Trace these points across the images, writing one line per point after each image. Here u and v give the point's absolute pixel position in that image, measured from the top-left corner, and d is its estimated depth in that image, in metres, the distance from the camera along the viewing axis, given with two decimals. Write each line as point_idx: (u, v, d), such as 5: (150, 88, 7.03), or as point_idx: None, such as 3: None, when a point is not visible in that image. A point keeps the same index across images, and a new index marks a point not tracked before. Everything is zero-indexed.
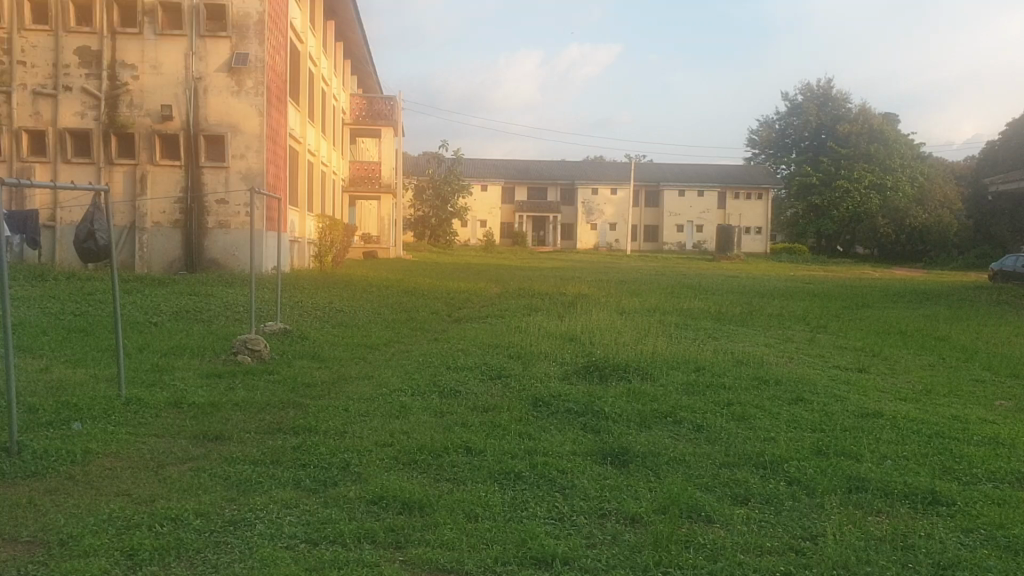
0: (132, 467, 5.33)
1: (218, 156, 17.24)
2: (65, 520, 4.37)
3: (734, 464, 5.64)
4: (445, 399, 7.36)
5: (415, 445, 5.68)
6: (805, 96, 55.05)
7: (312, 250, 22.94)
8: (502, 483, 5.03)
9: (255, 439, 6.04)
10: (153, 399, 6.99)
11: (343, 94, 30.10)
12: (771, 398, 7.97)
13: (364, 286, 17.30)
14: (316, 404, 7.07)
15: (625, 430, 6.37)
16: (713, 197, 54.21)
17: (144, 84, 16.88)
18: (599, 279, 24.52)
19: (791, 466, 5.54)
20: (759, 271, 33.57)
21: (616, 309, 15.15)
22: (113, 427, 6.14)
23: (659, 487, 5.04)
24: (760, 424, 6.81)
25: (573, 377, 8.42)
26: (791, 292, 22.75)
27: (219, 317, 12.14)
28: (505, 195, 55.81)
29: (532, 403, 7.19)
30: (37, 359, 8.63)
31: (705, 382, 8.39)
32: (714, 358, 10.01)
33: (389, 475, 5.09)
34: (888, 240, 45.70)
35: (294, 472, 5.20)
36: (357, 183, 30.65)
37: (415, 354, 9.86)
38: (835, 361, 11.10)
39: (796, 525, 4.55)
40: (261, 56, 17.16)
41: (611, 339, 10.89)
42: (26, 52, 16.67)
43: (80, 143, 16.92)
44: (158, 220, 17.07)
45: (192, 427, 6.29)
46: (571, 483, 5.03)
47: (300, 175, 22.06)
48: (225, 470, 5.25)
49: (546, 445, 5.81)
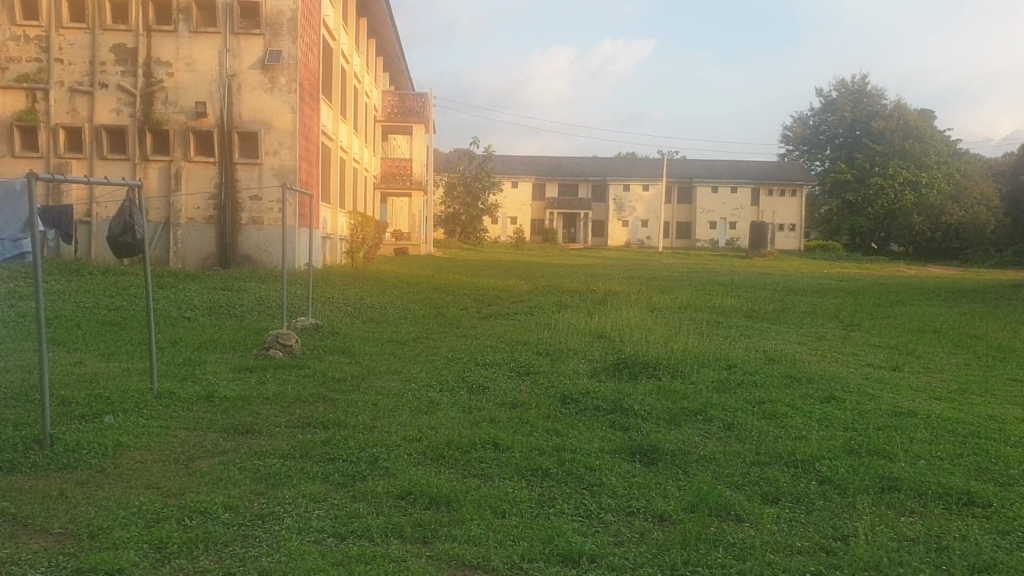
0: (162, 460, 5.36)
1: (251, 152, 17.34)
2: (95, 512, 4.40)
3: (765, 463, 5.58)
4: (473, 394, 7.37)
5: (442, 440, 5.69)
6: (840, 92, 54.53)
7: (344, 246, 23.07)
8: (530, 480, 5.02)
9: (285, 433, 6.06)
10: (184, 392, 7.04)
11: (374, 92, 30.23)
12: (803, 396, 7.90)
13: (395, 282, 17.32)
14: (346, 399, 7.10)
15: (653, 428, 6.33)
16: (746, 194, 53.83)
17: (179, 81, 17.03)
18: (629, 276, 24.40)
19: (824, 465, 5.47)
20: (792, 269, 33.30)
21: (647, 307, 15.07)
22: (145, 420, 6.20)
23: (689, 485, 5.00)
24: (792, 422, 6.74)
25: (602, 374, 8.39)
26: (825, 289, 22.52)
27: (251, 312, 12.23)
28: (536, 192, 55.77)
29: (560, 400, 7.17)
30: (72, 352, 8.73)
31: (735, 380, 8.33)
32: (745, 356, 9.92)
33: (417, 470, 5.08)
34: (924, 238, 45.16)
35: (323, 467, 5.22)
36: (389, 180, 30.76)
37: (444, 350, 9.86)
38: (868, 361, 10.95)
39: (828, 525, 4.50)
40: (294, 53, 17.23)
41: (641, 336, 10.87)
42: (63, 50, 16.86)
43: (115, 140, 17.09)
44: (192, 216, 17.21)
45: (222, 420, 6.33)
46: (599, 480, 5.00)
47: (332, 171, 22.17)
48: (254, 464, 5.26)
49: (574, 441, 5.78)
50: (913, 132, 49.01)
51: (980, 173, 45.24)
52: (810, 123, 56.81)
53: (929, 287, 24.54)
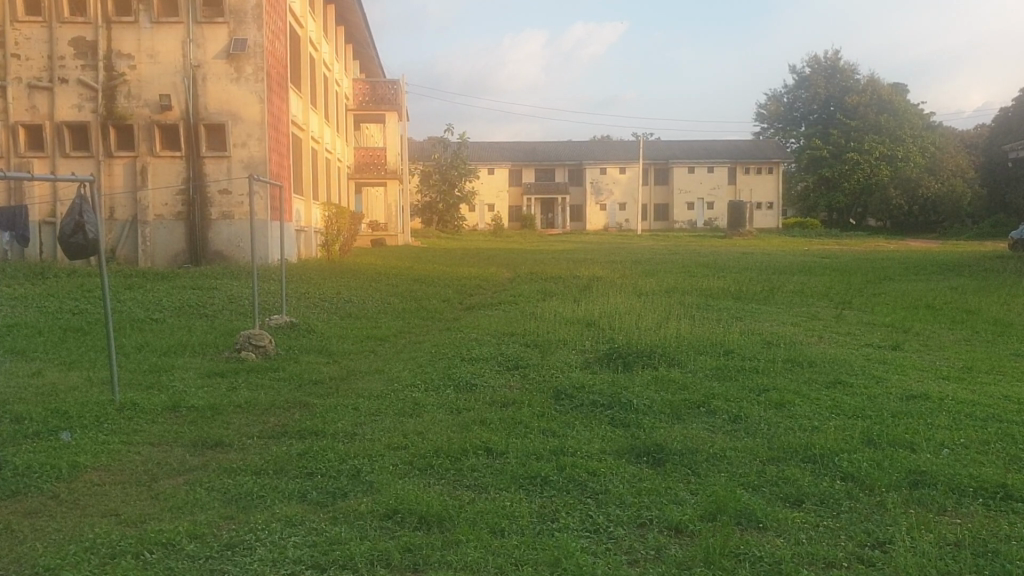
0: (122, 483, 4.87)
1: (219, 144, 16.75)
2: (44, 548, 3.91)
3: (780, 459, 5.15)
4: (460, 393, 6.90)
5: (430, 447, 5.22)
6: (812, 69, 54.24)
7: (319, 238, 22.58)
8: (529, 491, 4.55)
9: (258, 445, 5.58)
10: (149, 403, 6.54)
11: (345, 80, 29.63)
12: (807, 381, 7.49)
13: (373, 275, 16.82)
14: (324, 403, 6.62)
15: (657, 423, 5.89)
16: (723, 173, 53.52)
17: (141, 73, 16.41)
18: (611, 260, 23.96)
19: (843, 459, 5.05)
20: (773, 246, 32.95)
21: (633, 291, 14.64)
22: (105, 436, 5.70)
23: (703, 489, 4.57)
24: (801, 411, 6.33)
25: (594, 365, 7.94)
26: (808, 267, 22.17)
27: (222, 311, 11.72)
28: (512, 178, 55.25)
29: (554, 397, 6.71)
30: (31, 362, 8.21)
31: (735, 366, 7.91)
32: (741, 340, 9.48)
33: (404, 484, 4.61)
34: (901, 212, 45.00)
35: (299, 483, 4.74)
36: (362, 170, 30.23)
37: (426, 345, 9.39)
38: (867, 340, 10.56)
39: (860, 530, 4.08)
40: (260, 41, 16.65)
41: (630, 323, 10.42)
42: (20, 45, 16.22)
43: (78, 137, 16.47)
44: (161, 212, 16.63)
45: (189, 433, 5.84)
46: (605, 487, 4.56)
47: (304, 162, 21.61)
48: (222, 483, 4.78)
49: (573, 443, 5.33)
50: (887, 106, 48.80)
51: (955, 145, 45.11)
52: (784, 99, 56.51)
53: (914, 261, 24.25)
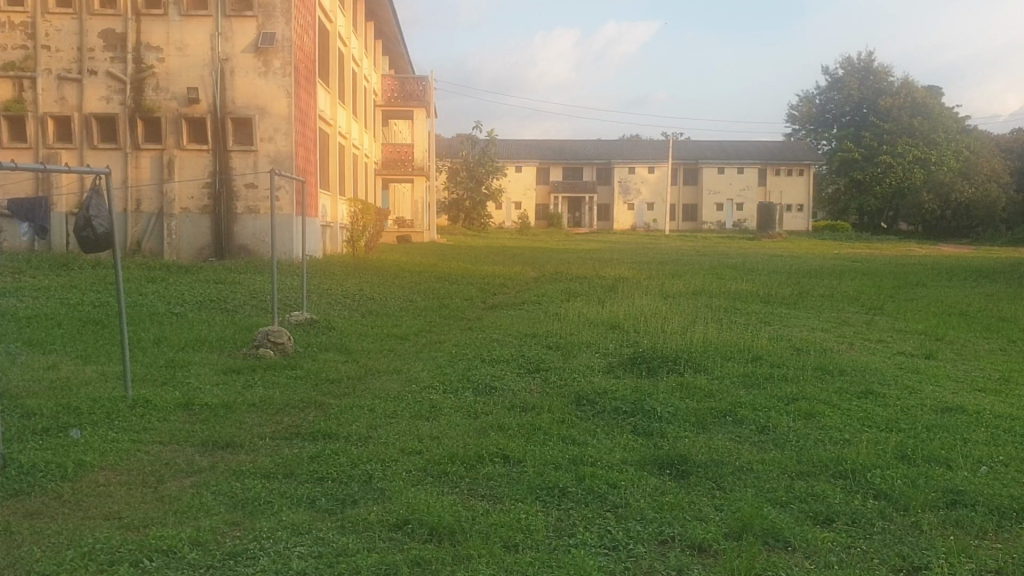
0: (128, 484, 4.73)
1: (246, 139, 16.67)
2: (40, 553, 3.77)
3: (810, 474, 4.94)
4: (479, 396, 6.74)
5: (445, 453, 5.05)
6: (845, 70, 53.61)
7: (344, 234, 22.51)
8: (546, 503, 4.37)
9: (270, 447, 5.44)
10: (162, 400, 6.41)
11: (374, 76, 29.55)
12: (838, 391, 7.24)
13: (397, 272, 16.67)
14: (340, 404, 6.47)
15: (681, 433, 5.69)
16: (753, 174, 53.11)
17: (170, 66, 16.37)
18: (638, 260, 23.69)
19: (876, 476, 4.84)
20: (803, 249, 32.49)
21: (660, 293, 14.40)
22: (115, 434, 5.57)
23: (730, 505, 4.37)
24: (832, 423, 6.10)
25: (617, 370, 7.74)
26: (839, 271, 21.82)
27: (243, 306, 11.60)
28: (540, 176, 55.06)
29: (575, 402, 6.53)
30: (47, 355, 8.11)
31: (763, 374, 7.69)
32: (770, 347, 9.24)
33: (418, 492, 4.44)
34: (934, 216, 44.35)
35: (308, 489, 4.58)
36: (390, 165, 30.16)
37: (448, 345, 9.23)
38: (900, 348, 10.28)
39: (894, 554, 3.87)
40: (288, 35, 16.57)
41: (656, 326, 10.20)
42: (50, 36, 16.21)
43: (105, 128, 16.44)
44: (186, 205, 16.56)
45: (201, 433, 5.70)
46: (625, 501, 4.37)
47: (331, 158, 21.53)
48: (230, 487, 4.63)
49: (594, 452, 5.15)
50: (922, 109, 48.18)
51: (990, 150, 44.41)
52: (816, 101, 55.94)
53: (946, 267, 23.80)
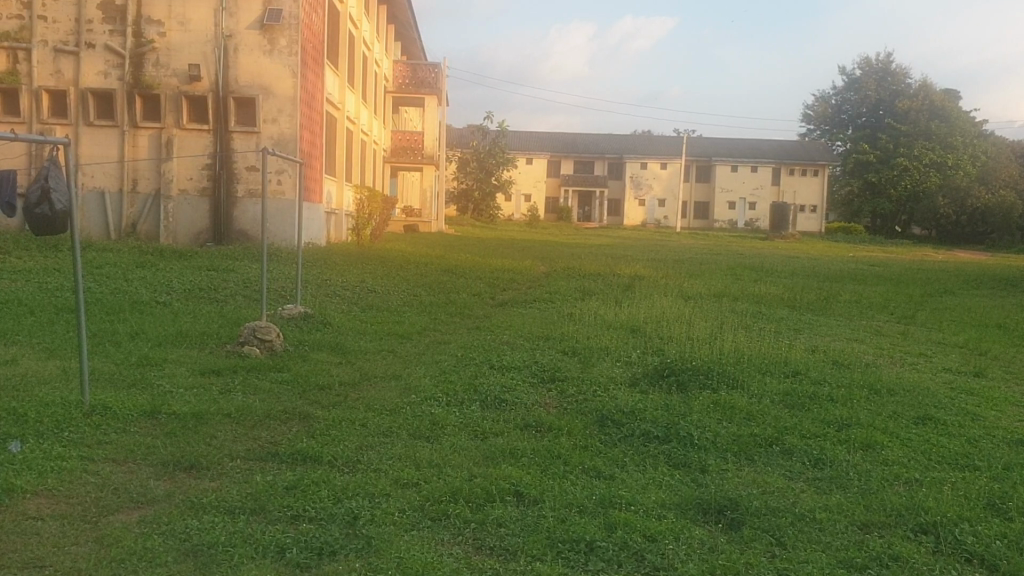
0: (65, 517, 3.90)
1: (248, 119, 15.80)
2: None
3: (884, 527, 4.11)
4: (487, 412, 5.92)
5: (446, 488, 4.21)
6: (863, 70, 52.41)
7: (349, 221, 21.73)
8: (569, 561, 3.54)
9: (244, 471, 4.61)
10: (126, 407, 5.58)
11: (385, 61, 28.70)
12: (890, 416, 6.40)
13: (401, 263, 15.86)
14: (328, 415, 5.66)
15: (724, 467, 4.87)
16: (767, 173, 52.25)
17: (171, 41, 15.55)
18: (653, 258, 22.78)
19: (967, 533, 3.98)
20: (819, 251, 31.48)
21: (679, 295, 13.58)
22: (63, 450, 4.73)
23: (797, 571, 3.55)
24: (894, 457, 5.26)
25: (642, 384, 6.89)
26: (861, 276, 20.85)
27: (235, 297, 10.80)
28: (550, 168, 54.20)
29: (597, 423, 5.69)
30: (11, 347, 7.30)
31: (808, 393, 6.83)
32: (807, 359, 8.39)
33: (411, 543, 3.63)
34: (950, 221, 43.39)
35: (280, 532, 3.75)
36: (399, 153, 29.36)
37: (452, 347, 8.41)
38: (943, 364, 9.39)
39: None
40: (295, 13, 15.74)
41: (681, 331, 9.38)
42: (47, 6, 15.37)
43: (102, 105, 15.59)
44: (184, 187, 15.69)
45: (163, 450, 4.87)
46: (668, 563, 3.54)
47: (338, 143, 20.71)
48: (186, 526, 3.81)
49: (624, 491, 4.32)
50: (940, 112, 46.86)
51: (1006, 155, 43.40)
52: (832, 101, 54.93)
53: (969, 274, 22.80)
